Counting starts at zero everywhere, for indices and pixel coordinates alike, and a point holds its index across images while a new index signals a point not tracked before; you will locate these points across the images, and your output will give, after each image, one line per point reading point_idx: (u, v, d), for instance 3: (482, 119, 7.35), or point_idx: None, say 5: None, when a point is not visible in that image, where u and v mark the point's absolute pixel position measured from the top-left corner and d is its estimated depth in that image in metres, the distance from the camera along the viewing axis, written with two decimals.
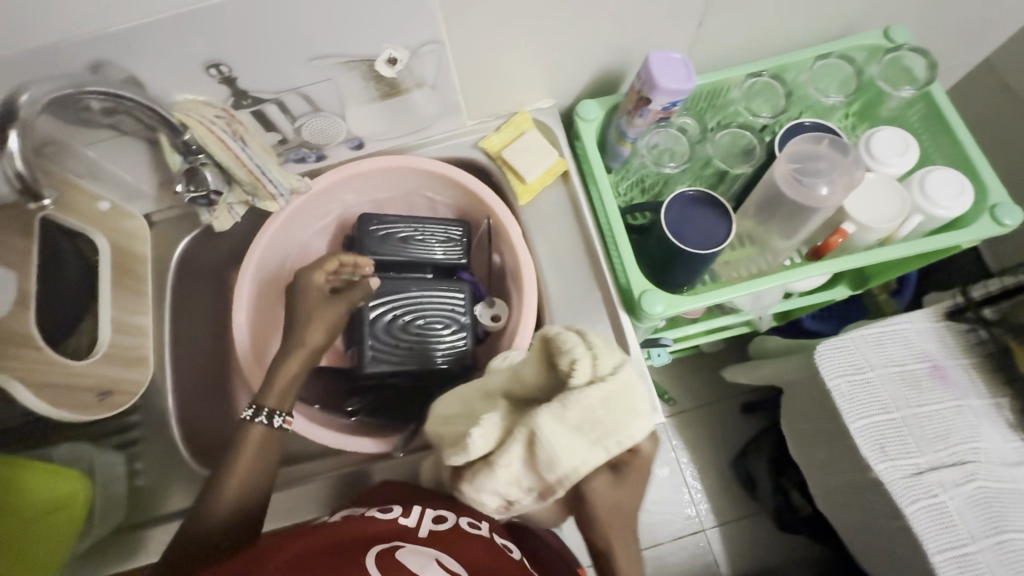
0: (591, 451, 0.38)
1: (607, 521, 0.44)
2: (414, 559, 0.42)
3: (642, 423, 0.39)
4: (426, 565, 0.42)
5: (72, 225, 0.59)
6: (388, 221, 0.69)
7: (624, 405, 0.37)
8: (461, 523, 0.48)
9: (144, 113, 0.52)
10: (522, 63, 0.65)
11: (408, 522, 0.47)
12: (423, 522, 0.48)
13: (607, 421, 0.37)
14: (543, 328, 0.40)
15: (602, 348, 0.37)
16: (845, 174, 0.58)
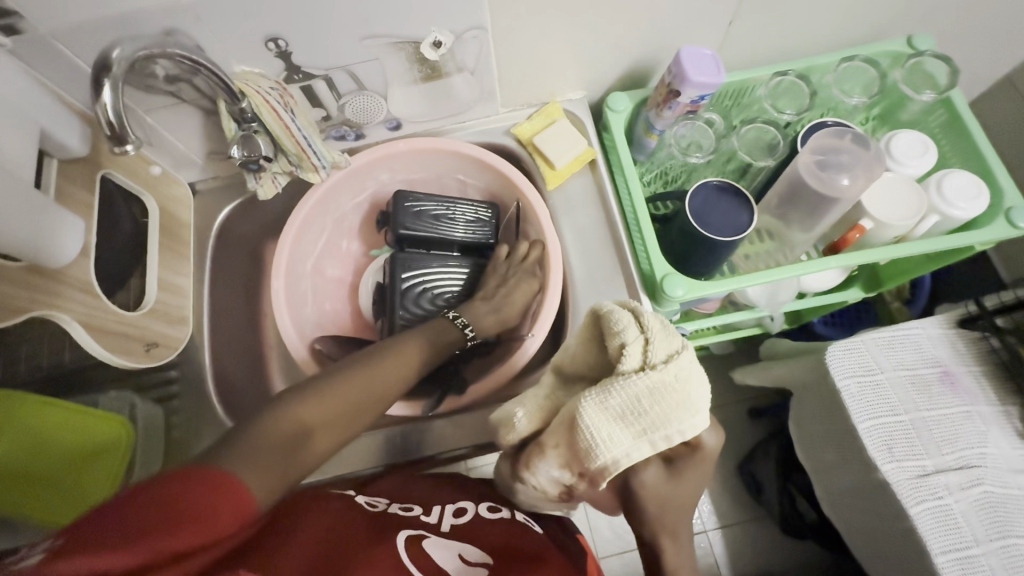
0: (636, 444, 0.40)
1: (658, 518, 0.44)
2: (440, 547, 0.48)
3: (690, 422, 0.40)
4: (449, 559, 0.47)
5: (126, 185, 0.62)
6: (421, 199, 0.72)
7: (671, 398, 0.40)
8: (481, 511, 0.56)
9: (207, 79, 0.56)
10: (557, 54, 0.68)
11: (430, 518, 0.53)
12: (444, 518, 0.54)
13: (654, 408, 0.40)
14: (597, 305, 0.46)
15: (654, 335, 0.41)
16: (867, 168, 0.60)
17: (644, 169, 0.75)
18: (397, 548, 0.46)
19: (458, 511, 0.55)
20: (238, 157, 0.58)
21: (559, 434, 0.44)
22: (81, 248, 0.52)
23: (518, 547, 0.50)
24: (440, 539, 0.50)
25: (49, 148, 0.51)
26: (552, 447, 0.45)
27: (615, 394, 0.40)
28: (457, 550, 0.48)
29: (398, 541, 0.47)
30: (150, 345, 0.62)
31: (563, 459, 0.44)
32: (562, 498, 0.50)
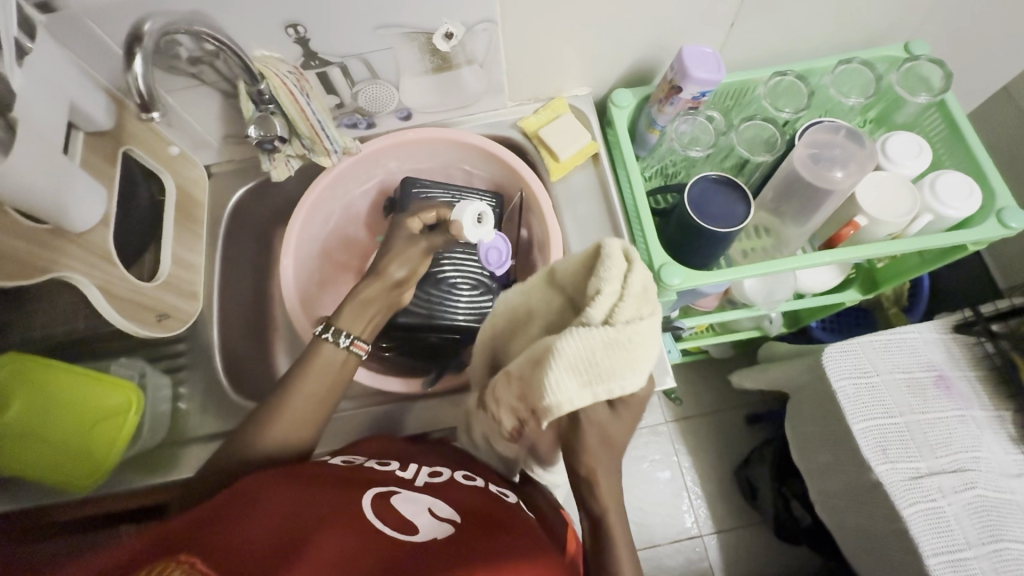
0: (580, 392, 0.41)
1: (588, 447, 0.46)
2: (410, 503, 0.45)
3: (635, 379, 0.42)
4: (418, 512, 0.44)
5: (146, 162, 0.64)
6: (428, 186, 0.75)
7: (623, 357, 0.41)
8: (456, 476, 0.53)
9: (229, 61, 0.59)
10: (564, 51, 0.70)
11: (405, 474, 0.51)
12: (419, 475, 0.52)
13: (606, 362, 0.40)
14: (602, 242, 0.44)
15: (627, 294, 0.41)
16: (859, 162, 0.62)
17: (645, 165, 0.77)
18: (364, 505, 0.43)
19: (433, 472, 0.53)
20: (255, 137, 0.61)
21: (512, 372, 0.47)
22: (101, 218, 0.55)
23: (489, 510, 0.48)
24: (412, 495, 0.47)
25: (77, 121, 0.53)
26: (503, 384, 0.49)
27: (571, 341, 0.40)
28: (428, 505, 0.46)
29: (366, 500, 0.44)
30: (162, 316, 0.64)
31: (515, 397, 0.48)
32: (511, 438, 0.54)
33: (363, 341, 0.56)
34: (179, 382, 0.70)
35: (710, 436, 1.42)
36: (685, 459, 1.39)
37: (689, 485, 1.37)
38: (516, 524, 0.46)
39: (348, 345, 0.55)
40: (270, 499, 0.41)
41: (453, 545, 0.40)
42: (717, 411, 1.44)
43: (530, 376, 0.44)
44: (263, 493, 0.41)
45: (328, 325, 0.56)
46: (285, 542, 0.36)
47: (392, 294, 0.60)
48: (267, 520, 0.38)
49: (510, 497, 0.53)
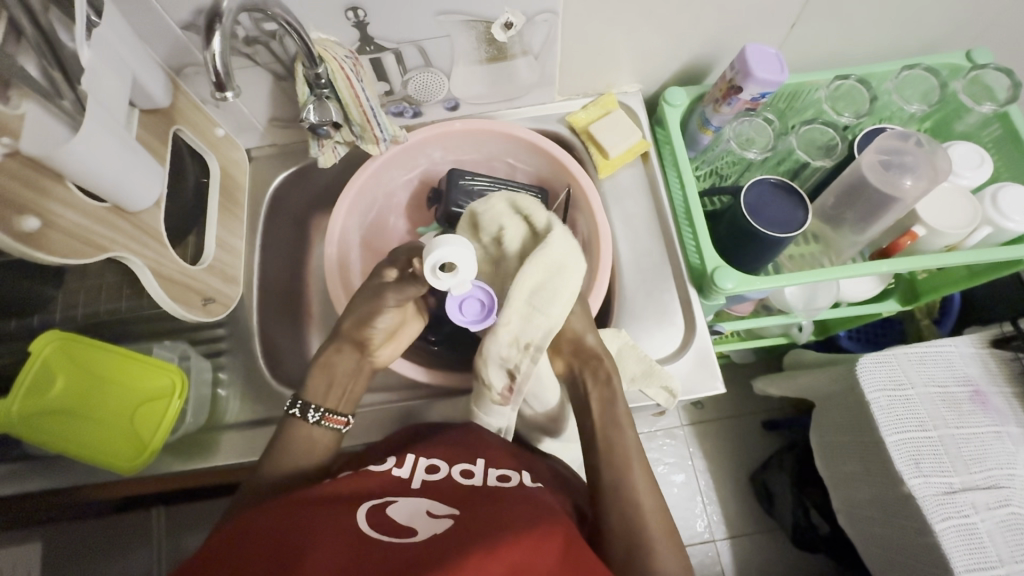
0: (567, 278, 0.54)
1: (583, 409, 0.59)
2: (404, 507, 0.47)
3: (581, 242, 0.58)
4: (416, 515, 0.46)
5: (194, 143, 0.63)
6: (475, 177, 0.73)
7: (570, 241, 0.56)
8: (453, 473, 0.53)
9: (287, 43, 0.57)
10: (620, 46, 0.69)
11: (402, 474, 0.53)
12: (417, 472, 0.53)
13: (558, 257, 0.54)
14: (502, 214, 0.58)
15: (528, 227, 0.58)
16: (930, 169, 0.60)
17: (695, 166, 0.76)
18: (359, 518, 0.44)
19: (432, 466, 0.54)
20: (310, 122, 0.60)
21: (502, 317, 0.52)
22: (156, 198, 0.54)
23: (487, 498, 0.49)
24: (407, 501, 0.49)
25: (136, 97, 0.52)
26: (502, 326, 0.52)
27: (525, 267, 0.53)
28: (424, 508, 0.48)
29: (362, 512, 0.46)
30: (206, 300, 0.63)
31: (516, 331, 0.52)
32: (505, 399, 0.56)
33: (334, 414, 0.57)
34: (219, 367, 0.70)
35: (726, 442, 1.41)
36: (699, 463, 1.39)
37: (703, 489, 1.37)
38: (513, 504, 0.47)
39: (319, 419, 0.57)
40: (264, 526, 0.43)
41: (449, 542, 0.42)
42: (734, 416, 1.43)
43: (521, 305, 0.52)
44: (262, 516, 0.44)
45: (295, 400, 0.57)
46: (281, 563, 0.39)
47: (364, 362, 0.61)
48: (269, 541, 0.41)
49: (513, 479, 0.54)
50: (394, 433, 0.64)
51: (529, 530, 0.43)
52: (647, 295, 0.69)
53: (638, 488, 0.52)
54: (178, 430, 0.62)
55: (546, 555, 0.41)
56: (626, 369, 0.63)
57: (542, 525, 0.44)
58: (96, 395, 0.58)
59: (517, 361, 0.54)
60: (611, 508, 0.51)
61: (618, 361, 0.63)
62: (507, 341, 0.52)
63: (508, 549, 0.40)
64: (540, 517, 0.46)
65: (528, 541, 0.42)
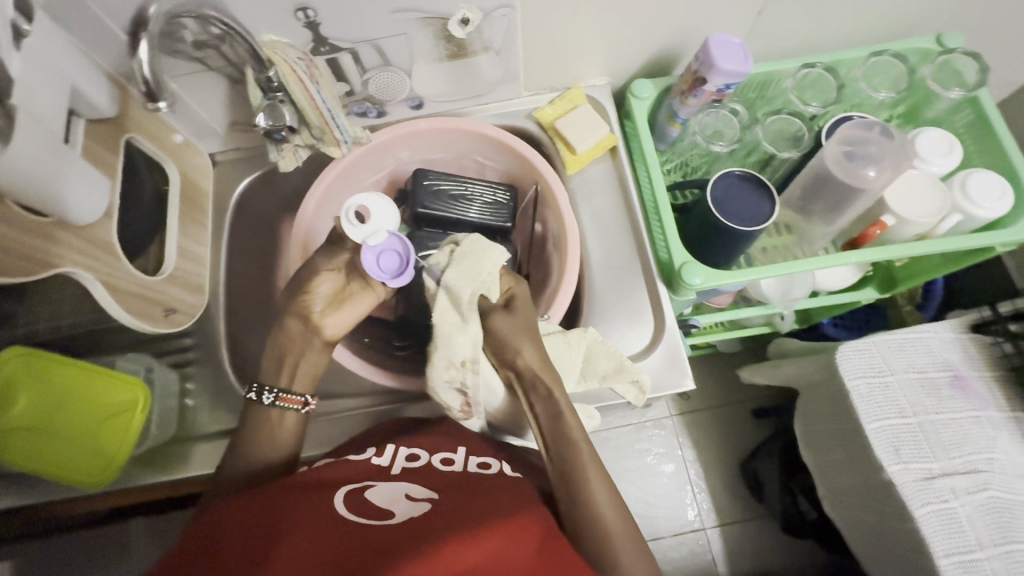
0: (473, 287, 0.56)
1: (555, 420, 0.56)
2: (383, 491, 0.48)
3: (496, 253, 0.58)
4: (395, 498, 0.47)
5: (151, 152, 0.62)
6: (441, 177, 0.72)
7: (473, 254, 0.58)
8: (433, 461, 0.54)
9: (236, 47, 0.56)
10: (585, 39, 0.67)
11: (381, 462, 0.53)
12: (396, 460, 0.54)
13: (460, 271, 0.56)
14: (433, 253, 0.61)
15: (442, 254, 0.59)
16: (894, 160, 0.60)
17: (665, 159, 0.75)
18: (336, 501, 0.45)
19: (411, 455, 0.55)
20: (263, 125, 0.60)
21: (432, 347, 0.57)
22: (106, 209, 0.54)
23: (465, 486, 0.49)
24: (387, 485, 0.49)
25: (80, 107, 0.51)
26: (435, 354, 0.57)
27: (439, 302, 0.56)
28: (404, 491, 0.48)
29: (338, 495, 0.46)
30: (168, 310, 0.62)
31: (447, 355, 0.56)
32: (468, 413, 0.60)
33: (286, 394, 0.55)
34: (187, 377, 0.69)
35: (715, 430, 1.41)
36: (689, 453, 1.39)
37: (693, 479, 1.37)
38: (491, 494, 0.48)
39: (274, 400, 0.55)
40: (238, 512, 0.43)
41: (425, 521, 0.42)
42: (723, 405, 1.43)
43: (448, 324, 0.56)
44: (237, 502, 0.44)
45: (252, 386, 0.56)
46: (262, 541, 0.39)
47: (311, 336, 0.57)
48: (247, 520, 0.41)
49: (492, 468, 0.55)
50: (375, 426, 0.63)
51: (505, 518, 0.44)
52: (617, 293, 0.68)
53: (592, 481, 0.53)
54: (145, 441, 0.63)
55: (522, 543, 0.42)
56: (597, 368, 0.62)
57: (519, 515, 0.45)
58: (59, 409, 0.58)
59: (460, 379, 0.57)
60: (574, 509, 0.52)
61: (589, 360, 0.62)
62: (440, 367, 0.56)
63: (488, 533, 0.41)
64: (518, 507, 0.46)
65: (505, 527, 0.43)
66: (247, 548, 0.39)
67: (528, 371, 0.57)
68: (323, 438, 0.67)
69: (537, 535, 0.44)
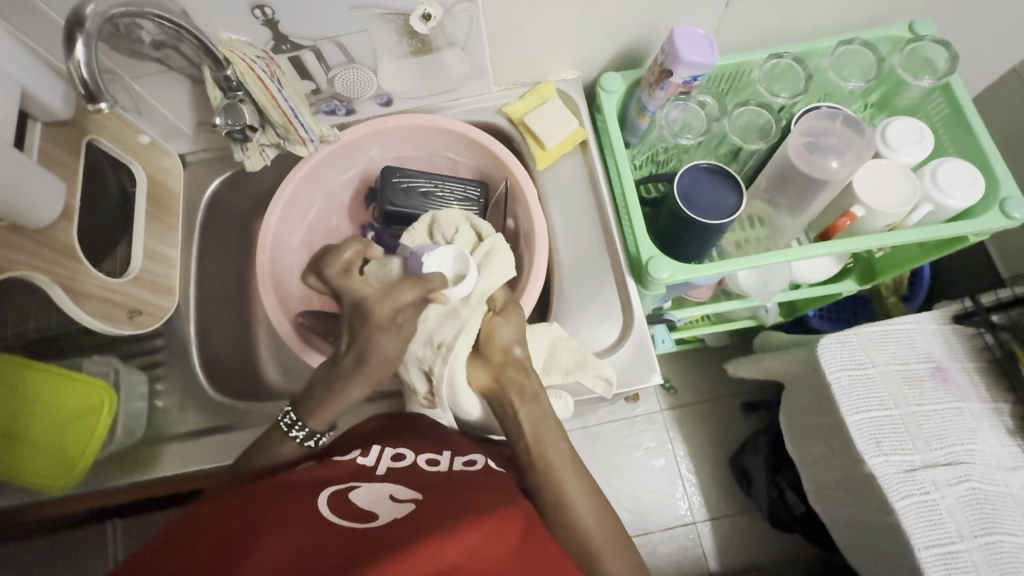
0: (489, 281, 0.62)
1: (531, 427, 0.56)
2: (367, 492, 0.48)
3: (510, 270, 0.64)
4: (378, 501, 0.47)
5: (114, 153, 0.61)
6: (411, 174, 0.72)
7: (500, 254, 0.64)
8: (418, 460, 0.54)
9: (192, 45, 0.55)
10: (551, 33, 0.67)
11: (366, 462, 0.53)
12: (382, 460, 0.54)
13: (498, 253, 0.63)
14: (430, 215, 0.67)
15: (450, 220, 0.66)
16: (855, 152, 0.60)
17: (635, 152, 0.74)
18: (321, 506, 0.45)
19: (397, 454, 0.54)
20: (221, 125, 0.59)
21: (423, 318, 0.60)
22: (62, 211, 0.53)
23: (449, 483, 0.49)
24: (371, 486, 0.49)
25: (34, 111, 0.51)
26: (421, 326, 0.60)
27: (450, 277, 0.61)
28: (388, 492, 0.48)
29: (322, 499, 0.46)
30: (134, 313, 0.62)
31: (429, 330, 0.59)
32: (432, 403, 0.61)
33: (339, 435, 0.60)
34: (156, 379, 0.70)
35: (705, 425, 1.40)
36: (679, 447, 1.39)
37: (684, 473, 1.37)
38: (475, 490, 0.48)
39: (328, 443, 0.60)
40: (216, 516, 0.43)
41: (405, 522, 0.42)
42: (712, 399, 1.42)
43: (446, 301, 0.59)
44: (210, 509, 0.44)
45: (309, 433, 0.58)
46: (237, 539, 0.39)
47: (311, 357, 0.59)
48: (226, 523, 0.42)
49: (478, 463, 0.55)
50: (353, 427, 0.63)
51: (486, 514, 0.44)
52: (586, 289, 0.68)
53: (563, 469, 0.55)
54: (109, 445, 0.62)
55: (502, 539, 0.42)
56: (561, 362, 0.62)
57: (502, 509, 0.45)
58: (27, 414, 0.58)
59: (430, 362, 0.59)
60: (549, 507, 0.53)
61: (552, 354, 0.62)
62: (420, 341, 0.59)
63: (469, 527, 0.41)
64: (502, 503, 0.46)
65: (488, 523, 0.43)
66: (218, 548, 0.38)
67: (512, 374, 0.57)
68: None
69: (519, 532, 0.44)
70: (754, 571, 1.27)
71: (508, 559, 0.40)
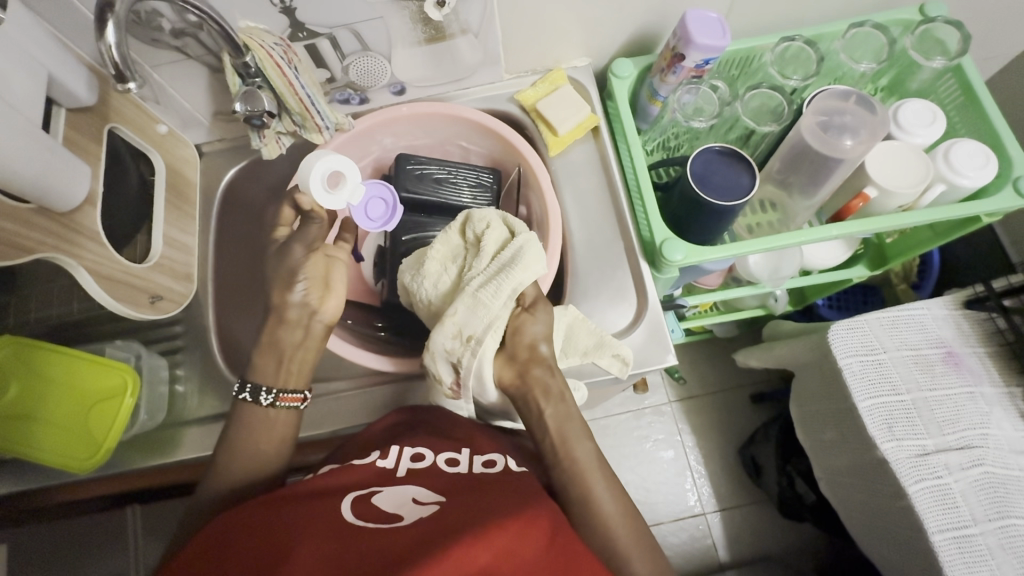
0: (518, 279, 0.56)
1: (553, 416, 0.56)
2: (390, 497, 0.48)
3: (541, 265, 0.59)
4: (402, 504, 0.47)
5: (135, 142, 0.62)
6: (424, 161, 0.73)
7: (530, 252, 0.57)
8: (438, 461, 0.55)
9: (211, 33, 0.56)
10: (564, 19, 0.67)
11: (387, 464, 0.54)
12: (402, 462, 0.54)
13: (527, 248, 0.57)
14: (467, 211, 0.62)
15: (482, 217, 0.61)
16: (869, 129, 0.61)
17: (647, 138, 0.75)
18: (344, 510, 0.45)
19: (417, 455, 0.55)
20: (241, 112, 0.60)
21: (450, 309, 0.56)
22: (86, 197, 0.54)
23: (471, 485, 0.50)
24: (393, 489, 0.50)
25: (60, 98, 0.52)
26: (448, 317, 0.56)
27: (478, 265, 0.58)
28: (411, 496, 0.48)
29: (346, 503, 0.47)
30: (155, 298, 0.63)
31: (459, 323, 0.55)
32: (454, 393, 0.60)
33: (286, 392, 0.58)
34: (176, 364, 0.71)
35: (714, 415, 1.41)
36: (688, 439, 1.39)
37: (693, 464, 1.37)
38: (497, 491, 0.49)
39: (273, 400, 0.57)
40: (243, 525, 0.43)
41: (431, 525, 0.43)
42: (721, 390, 1.42)
43: (474, 291, 0.56)
44: (237, 517, 0.44)
45: (244, 385, 0.57)
46: (269, 557, 0.40)
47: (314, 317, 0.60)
48: (254, 537, 0.42)
49: (498, 464, 0.55)
50: (371, 423, 0.64)
51: (509, 514, 0.44)
52: (599, 273, 0.68)
53: (580, 450, 0.55)
54: (132, 428, 0.64)
55: (528, 540, 0.42)
56: (577, 344, 0.62)
57: (526, 509, 0.46)
58: (56, 398, 0.60)
59: (458, 355, 0.56)
60: (572, 488, 0.54)
61: (569, 336, 0.62)
62: (448, 332, 0.56)
63: (496, 529, 0.42)
64: (525, 502, 0.47)
65: (513, 524, 0.43)
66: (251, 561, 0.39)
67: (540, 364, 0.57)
68: (311, 421, 0.68)
69: (544, 530, 0.44)
70: (765, 561, 1.27)
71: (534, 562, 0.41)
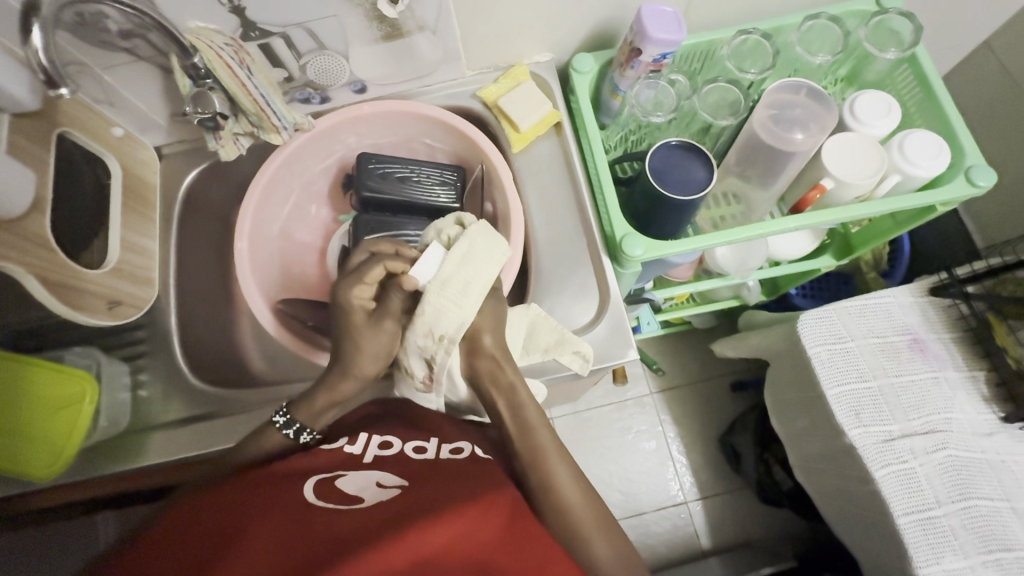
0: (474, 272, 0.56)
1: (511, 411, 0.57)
2: (354, 480, 0.49)
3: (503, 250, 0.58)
4: (365, 486, 0.48)
5: (88, 146, 0.61)
6: (387, 161, 0.72)
7: (487, 238, 0.57)
8: (405, 449, 0.55)
9: (159, 34, 0.56)
10: (523, 15, 0.67)
11: (354, 450, 0.54)
12: (369, 448, 0.55)
13: (484, 246, 0.56)
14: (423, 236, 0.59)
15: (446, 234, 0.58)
16: (818, 121, 0.63)
17: (609, 132, 0.75)
18: (306, 492, 0.46)
19: (384, 442, 0.55)
20: (191, 113, 0.60)
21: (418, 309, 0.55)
22: (33, 202, 0.54)
23: (435, 470, 0.51)
24: (357, 473, 0.50)
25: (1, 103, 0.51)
26: (419, 317, 0.55)
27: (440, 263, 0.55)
28: (375, 479, 0.49)
29: (310, 486, 0.47)
30: (113, 303, 0.64)
31: (429, 323, 0.55)
32: (428, 387, 0.60)
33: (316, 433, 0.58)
34: (139, 369, 0.71)
35: (695, 405, 1.42)
36: (670, 429, 1.40)
37: (675, 454, 1.38)
38: (460, 477, 0.49)
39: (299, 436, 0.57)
40: (205, 503, 0.44)
41: (390, 506, 0.43)
42: (701, 380, 1.44)
43: (438, 291, 0.55)
44: (198, 497, 0.45)
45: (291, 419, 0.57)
46: (227, 533, 0.40)
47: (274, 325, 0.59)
48: (214, 514, 0.42)
49: (465, 451, 0.56)
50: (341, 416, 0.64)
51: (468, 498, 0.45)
52: (562, 269, 0.68)
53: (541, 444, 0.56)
54: (93, 435, 0.64)
55: (485, 522, 0.43)
56: (539, 341, 0.63)
57: (485, 494, 0.46)
58: (12, 406, 0.59)
59: (432, 352, 0.56)
60: (533, 482, 0.55)
61: (532, 333, 0.63)
62: (419, 331, 0.55)
63: (453, 510, 0.42)
64: (485, 488, 0.47)
65: (470, 508, 0.44)
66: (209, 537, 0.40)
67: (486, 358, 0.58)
68: None
69: (501, 514, 0.45)
70: (745, 547, 1.29)
71: (489, 545, 0.41)
